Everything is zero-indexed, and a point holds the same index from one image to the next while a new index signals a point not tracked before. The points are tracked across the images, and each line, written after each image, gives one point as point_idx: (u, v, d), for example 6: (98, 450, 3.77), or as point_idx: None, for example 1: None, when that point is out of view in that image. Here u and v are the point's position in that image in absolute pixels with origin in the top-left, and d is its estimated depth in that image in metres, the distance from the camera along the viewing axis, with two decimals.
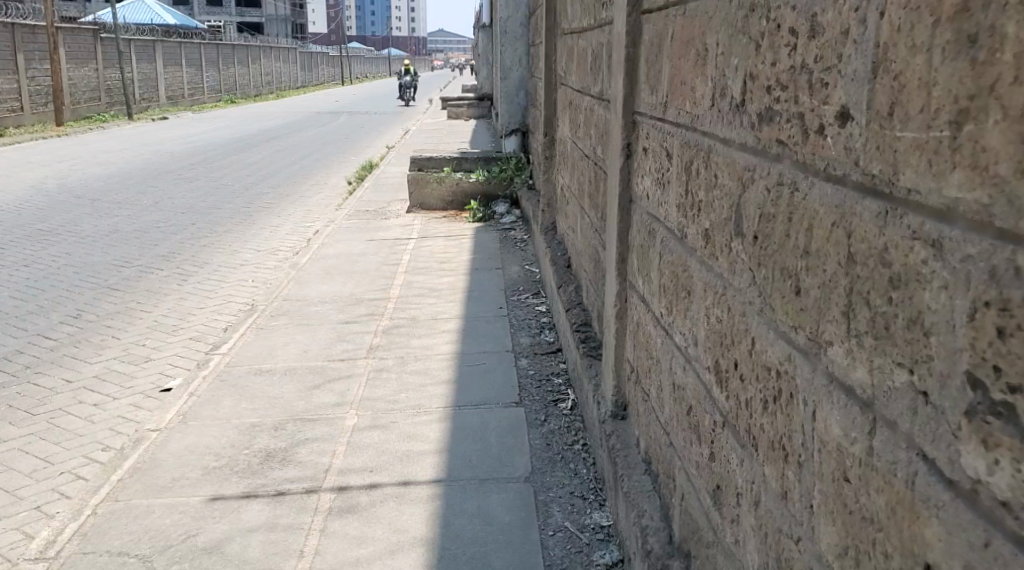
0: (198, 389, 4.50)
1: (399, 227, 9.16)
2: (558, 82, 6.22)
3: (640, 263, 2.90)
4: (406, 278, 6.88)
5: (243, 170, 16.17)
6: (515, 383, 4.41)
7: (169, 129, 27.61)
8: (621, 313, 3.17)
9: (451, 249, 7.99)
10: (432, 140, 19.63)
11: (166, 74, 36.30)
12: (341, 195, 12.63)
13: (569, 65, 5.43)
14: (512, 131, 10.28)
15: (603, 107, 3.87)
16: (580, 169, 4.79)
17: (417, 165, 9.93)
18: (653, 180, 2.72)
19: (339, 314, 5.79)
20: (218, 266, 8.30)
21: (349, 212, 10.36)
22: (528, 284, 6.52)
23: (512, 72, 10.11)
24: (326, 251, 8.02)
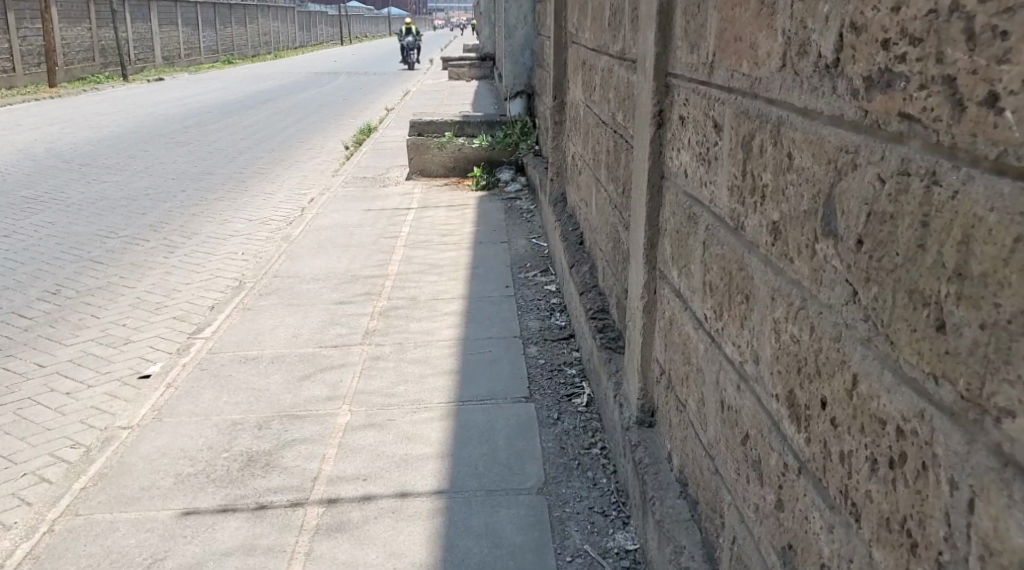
0: (176, 380, 4.11)
1: (398, 197, 8.72)
2: (569, 41, 5.77)
3: (675, 251, 2.49)
4: (405, 253, 6.47)
5: (238, 134, 15.67)
6: (524, 374, 4.02)
7: (165, 90, 27.01)
8: (648, 307, 2.77)
9: (453, 220, 7.57)
10: (433, 103, 19.05)
11: (161, 34, 35.50)
12: (338, 160, 12.16)
13: (583, 23, 4.98)
14: (517, 92, 9.76)
15: (625, 69, 3.44)
16: (595, 138, 4.36)
17: (416, 130, 9.45)
18: (693, 156, 2.31)
19: (333, 293, 5.40)
20: (207, 238, 7.88)
21: (346, 180, 9.91)
22: (535, 260, 6.11)
23: (517, 31, 9.60)
24: (321, 222, 7.61)
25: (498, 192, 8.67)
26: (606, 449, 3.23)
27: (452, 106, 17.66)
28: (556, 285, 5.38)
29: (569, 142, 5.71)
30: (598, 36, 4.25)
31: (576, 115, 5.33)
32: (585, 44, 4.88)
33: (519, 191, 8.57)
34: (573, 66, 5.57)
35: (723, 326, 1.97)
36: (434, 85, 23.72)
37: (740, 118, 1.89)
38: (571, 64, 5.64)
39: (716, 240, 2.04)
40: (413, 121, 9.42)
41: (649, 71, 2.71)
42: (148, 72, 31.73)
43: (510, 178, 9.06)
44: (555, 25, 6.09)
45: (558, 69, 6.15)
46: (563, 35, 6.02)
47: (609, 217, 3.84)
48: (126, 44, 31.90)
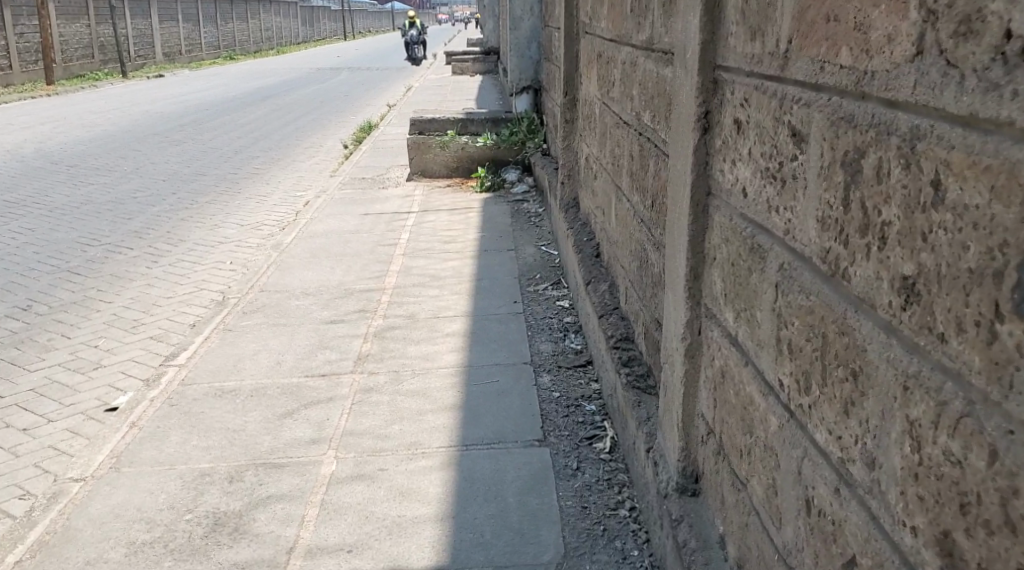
0: (142, 418, 3.64)
1: (397, 200, 8.24)
2: (582, 33, 5.28)
3: (729, 289, 2.00)
4: (404, 263, 5.99)
5: (235, 132, 15.19)
6: (537, 410, 3.53)
7: (164, 87, 26.55)
8: (692, 351, 2.28)
9: (456, 225, 7.09)
10: (436, 98, 18.55)
11: (161, 30, 35.01)
12: (337, 160, 11.67)
13: (599, 12, 4.49)
14: (523, 87, 9.28)
15: (655, 61, 2.94)
16: (615, 140, 3.87)
17: (417, 128, 8.96)
18: (756, 171, 1.81)
19: (323, 311, 4.91)
20: (196, 246, 7.41)
21: (343, 181, 9.43)
22: (546, 270, 5.61)
23: (523, 23, 9.11)
24: (316, 229, 7.13)
25: (504, 195, 8.18)
26: (636, 511, 2.74)
27: (456, 101, 17.15)
28: (570, 300, 4.88)
29: (583, 143, 5.22)
30: (618, 25, 3.77)
31: (591, 113, 4.85)
32: (602, 35, 4.40)
33: (526, 193, 8.09)
34: (586, 60, 5.08)
35: (811, 401, 1.49)
36: (437, 81, 23.20)
37: (837, 127, 1.40)
38: (584, 58, 5.15)
39: (797, 286, 1.55)
40: (413, 119, 8.94)
41: (691, 63, 2.22)
42: (146, 69, 31.24)
43: (516, 179, 8.57)
44: (566, 16, 5.61)
45: (568, 63, 5.67)
46: (575, 26, 5.53)
47: (633, 232, 3.35)
48: (124, 39, 31.40)
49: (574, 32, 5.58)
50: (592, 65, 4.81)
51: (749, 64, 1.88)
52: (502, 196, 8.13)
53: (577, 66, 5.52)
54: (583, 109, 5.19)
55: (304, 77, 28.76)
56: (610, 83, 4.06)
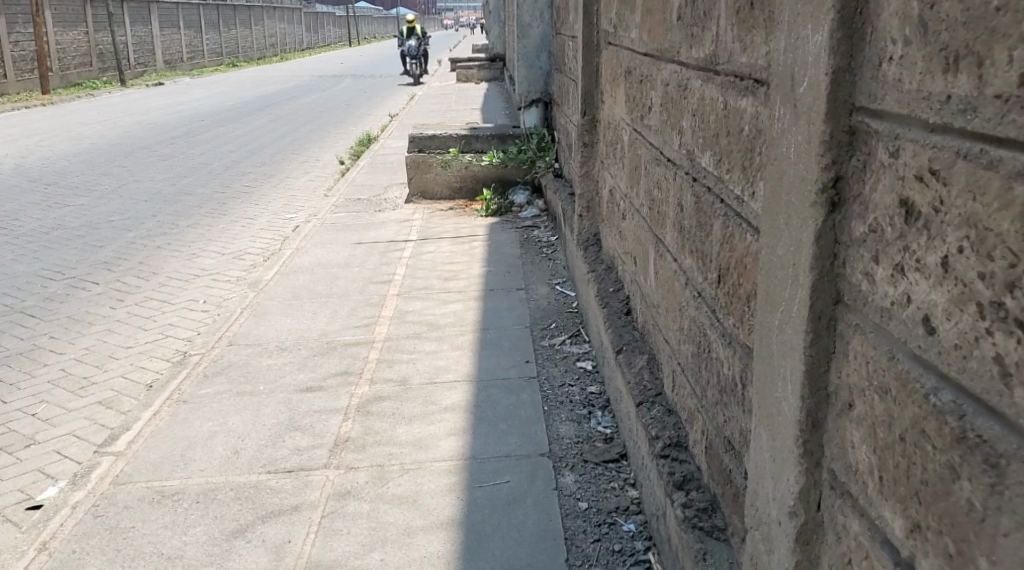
0: (56, 535, 2.88)
1: (394, 225, 7.48)
2: (605, 42, 4.51)
3: (893, 475, 1.23)
4: (397, 307, 5.22)
5: (228, 145, 14.50)
6: (558, 530, 2.76)
7: (163, 96, 25.91)
8: (807, 535, 1.51)
9: (457, 256, 6.34)
10: (440, 107, 17.84)
11: (161, 37, 34.35)
12: (332, 177, 10.91)
13: (630, 17, 3.71)
14: (532, 101, 8.56)
15: (723, 87, 2.18)
16: (654, 179, 3.10)
17: (416, 145, 8.20)
18: (967, 300, 1.05)
19: (298, 374, 4.16)
20: (168, 282, 6.67)
21: (336, 203, 8.67)
22: (562, 318, 4.83)
23: (533, 30, 8.33)
24: (301, 262, 6.38)
25: (511, 219, 7.46)
26: None
27: (461, 112, 16.39)
28: (593, 362, 4.10)
29: (606, 172, 4.45)
30: (661, 35, 2.98)
31: (619, 136, 4.07)
32: (634, 46, 3.63)
33: (536, 219, 7.33)
34: (610, 75, 4.30)
35: None
36: (440, 89, 22.43)
37: None
38: (608, 72, 4.37)
39: None
40: (413, 135, 8.17)
41: (807, 100, 1.45)
42: (145, 77, 30.55)
43: (525, 201, 7.86)
44: (584, 21, 4.83)
45: (588, 77, 4.89)
46: (597, 34, 4.75)
47: (686, 306, 2.57)
48: (123, 47, 30.76)
49: (596, 40, 4.79)
50: (619, 81, 4.03)
51: (940, 112, 1.12)
52: (511, 222, 7.36)
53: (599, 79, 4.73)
54: (607, 132, 4.41)
55: (304, 86, 28.03)
56: (646, 107, 3.28)
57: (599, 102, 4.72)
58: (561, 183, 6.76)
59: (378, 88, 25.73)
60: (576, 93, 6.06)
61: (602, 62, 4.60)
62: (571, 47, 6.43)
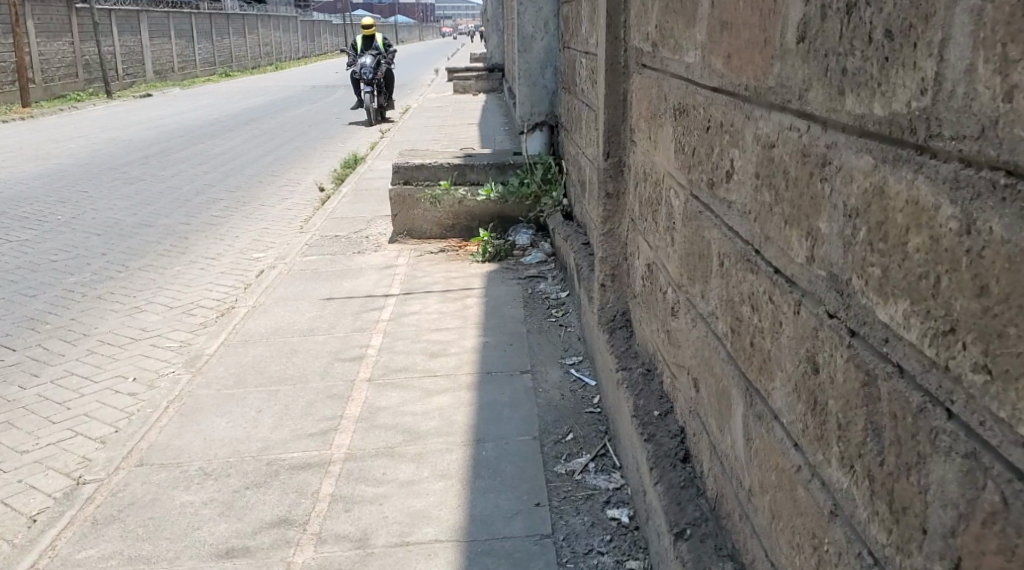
0: None
1: (372, 273, 6.36)
2: (639, 66, 3.41)
3: None
4: (367, 398, 4.11)
5: (204, 166, 13.41)
6: None
7: (148, 108, 24.84)
8: None
9: (447, 320, 5.22)
10: (436, 122, 16.82)
11: (151, 47, 33.22)
12: (312, 207, 9.78)
13: (685, 36, 2.61)
14: (535, 125, 7.47)
15: (955, 190, 1.07)
16: (742, 289, 1.97)
17: (402, 176, 7.07)
18: None
19: (221, 523, 3.05)
20: (98, 349, 5.57)
21: (310, 242, 7.55)
22: (580, 424, 3.70)
23: (535, 44, 7.27)
24: (257, 326, 5.27)
25: (511, 266, 6.35)
26: None
27: (458, 129, 15.24)
28: (631, 513, 2.97)
29: (641, 238, 3.33)
30: (755, 66, 1.87)
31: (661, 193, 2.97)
32: (692, 77, 2.52)
33: (542, 267, 6.22)
34: (647, 111, 3.19)
35: None
36: (437, 102, 21.29)
37: None
38: (644, 106, 3.27)
39: None
40: (398, 165, 7.04)
41: None
42: (132, 89, 29.43)
43: (528, 243, 6.77)
44: (605, 36, 3.73)
45: (611, 109, 3.78)
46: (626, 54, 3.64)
47: (831, 554, 1.45)
48: (110, 58, 29.75)
49: (624, 62, 3.69)
50: (665, 123, 2.92)
51: None
52: (512, 270, 6.24)
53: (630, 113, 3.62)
54: (643, 184, 3.29)
55: (297, 98, 26.88)
56: (722, 170, 2.16)
57: (630, 143, 3.60)
58: (573, 229, 5.64)
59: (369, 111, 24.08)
60: (591, 124, 4.97)
61: (634, 93, 3.49)
62: (583, 64, 5.34)
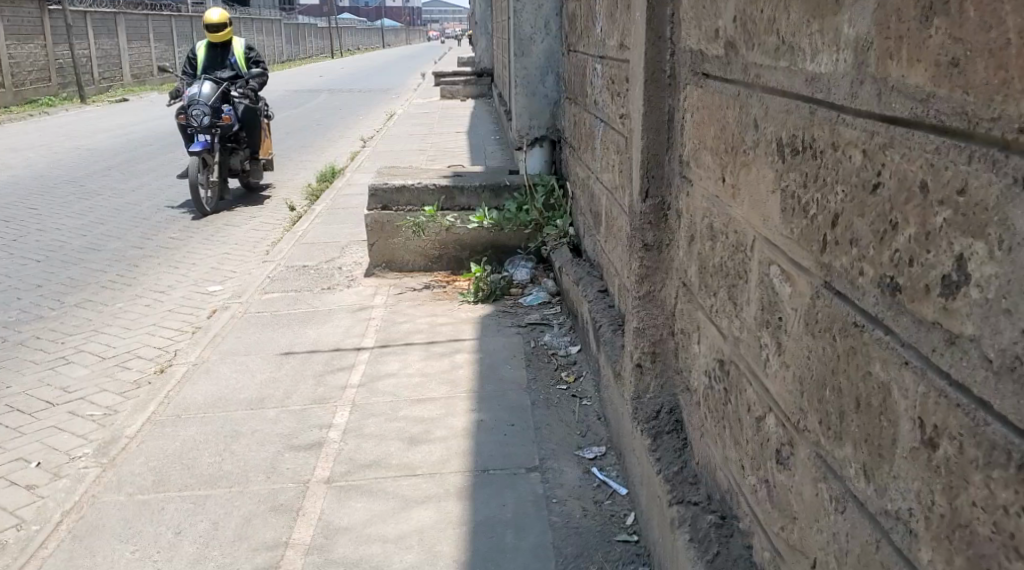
0: None
1: (343, 318, 5.38)
2: (702, 77, 2.44)
3: None
4: (324, 512, 3.13)
5: (169, 180, 12.39)
6: None
7: (121, 113, 23.74)
8: None
9: (431, 387, 4.23)
10: (422, 130, 15.88)
11: (129, 50, 32.00)
12: (281, 229, 8.78)
13: (807, 31, 1.65)
14: (534, 140, 6.50)
15: None
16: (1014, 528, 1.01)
17: (379, 201, 6.11)
18: None
19: None
20: (1, 417, 4.57)
21: (274, 275, 6.55)
22: (611, 563, 2.73)
23: (535, 46, 6.32)
24: (196, 395, 4.28)
25: (509, 310, 5.38)
26: None
27: (446, 139, 14.26)
28: None
29: (705, 318, 2.37)
30: None
31: (749, 265, 2.00)
32: (829, 99, 1.56)
33: (546, 311, 5.25)
34: (719, 143, 2.22)
35: None
36: (424, 107, 20.30)
37: None
38: (712, 134, 2.29)
39: None
40: (375, 187, 6.08)
41: None
42: (107, 95, 28.20)
43: (527, 279, 5.79)
44: (647, 34, 2.76)
45: (652, 132, 2.81)
46: (678, 59, 2.68)
47: None
48: (86, 61, 28.60)
49: (674, 69, 2.72)
50: (756, 164, 1.95)
51: None
52: (510, 315, 5.27)
53: (683, 140, 2.65)
54: (710, 244, 2.32)
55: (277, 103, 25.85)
56: (932, 275, 1.19)
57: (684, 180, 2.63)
58: (584, 269, 4.68)
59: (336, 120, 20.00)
60: (614, 147, 4.00)
61: (693, 115, 2.51)
62: (600, 71, 4.38)
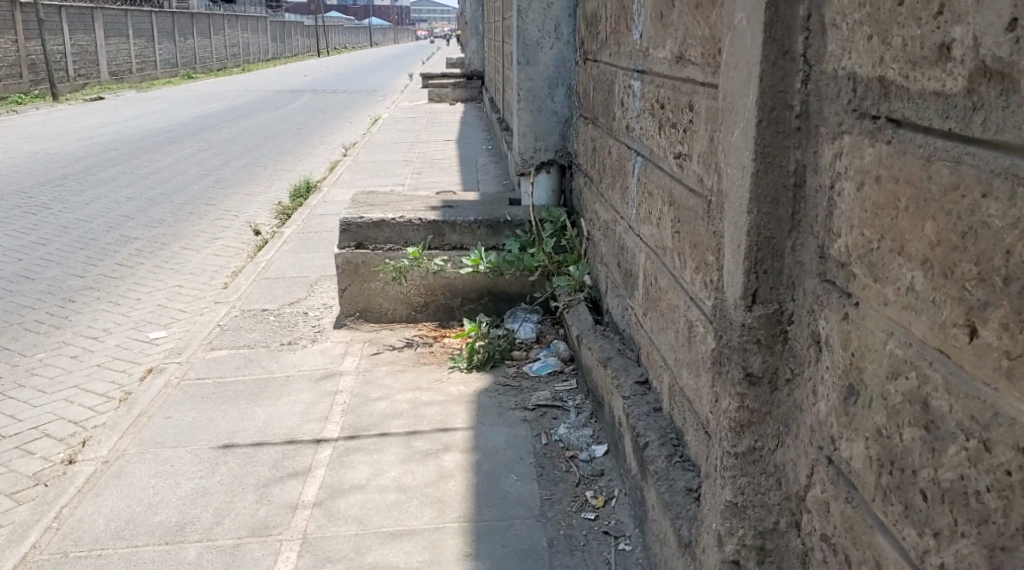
0: None
1: (302, 393, 4.33)
2: (890, 131, 1.40)
3: None
4: None
5: (130, 193, 11.31)
6: None
7: (95, 112, 22.61)
8: None
9: (410, 510, 3.17)
10: (409, 137, 14.84)
11: (107, 46, 30.74)
12: (245, 257, 7.73)
13: None
14: (541, 166, 5.47)
15: None
16: None
17: (352, 237, 5.11)
18: None
19: None
20: None
21: (226, 323, 5.50)
22: None
23: (543, 54, 5.29)
24: (95, 517, 3.22)
25: (512, 384, 4.30)
26: None
27: (433, 148, 13.22)
28: None
29: (894, 556, 1.36)
30: None
31: None
32: None
33: (558, 387, 4.19)
34: (953, 261, 1.19)
35: None
36: (410, 112, 19.25)
37: None
38: (926, 239, 1.27)
39: None
40: (347, 221, 5.10)
41: None
42: (83, 92, 26.95)
43: (533, 338, 4.76)
44: (764, 47, 1.72)
45: (766, 204, 1.77)
46: (825, 93, 1.64)
47: None
48: (61, 58, 27.37)
49: (811, 107, 1.69)
50: None
51: None
52: (514, 393, 4.19)
53: (831, 226, 1.61)
54: (911, 435, 1.30)
55: (259, 104, 24.76)
56: None
57: (832, 295, 1.60)
58: (610, 343, 3.63)
59: (319, 124, 18.96)
60: (665, 198, 2.97)
61: (860, 191, 1.48)
62: (641, 92, 3.35)
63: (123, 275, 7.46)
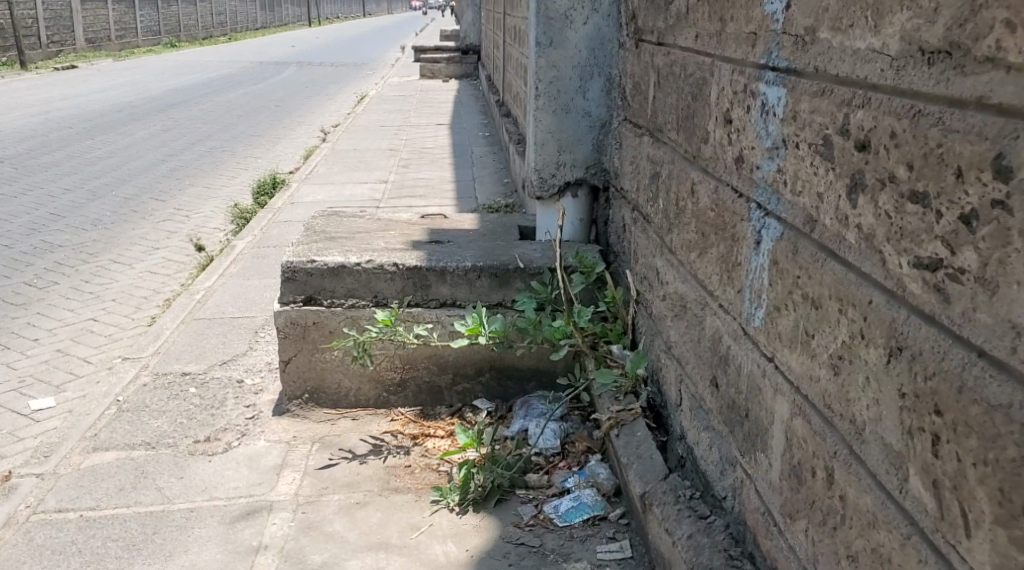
0: None
1: (205, 548, 2.83)
2: None
3: None
4: None
5: (71, 184, 9.73)
6: None
7: (63, 82, 20.89)
8: None
9: None
10: (397, 119, 13.26)
11: (83, 12, 28.89)
12: (185, 280, 6.22)
13: None
14: (564, 189, 3.98)
15: None
16: None
17: (300, 288, 3.62)
18: None
19: None
20: None
21: (126, 397, 3.99)
22: None
23: (573, 32, 3.79)
24: None
25: (530, 543, 2.79)
26: None
27: (423, 135, 11.64)
28: None
29: None
30: None
31: None
32: None
33: (602, 554, 2.69)
34: None
35: None
36: (400, 88, 17.61)
37: None
38: None
39: None
40: (292, 265, 3.59)
41: None
42: (56, 59, 25.17)
43: (556, 450, 3.28)
44: None
45: None
46: None
47: None
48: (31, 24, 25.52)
49: None
50: None
51: None
52: (535, 564, 2.68)
53: None
54: None
55: (240, 76, 23.04)
56: None
57: None
58: (706, 538, 2.16)
59: (300, 102, 17.35)
60: (868, 329, 1.50)
61: None
62: (788, 109, 1.87)
63: (26, 303, 5.92)
